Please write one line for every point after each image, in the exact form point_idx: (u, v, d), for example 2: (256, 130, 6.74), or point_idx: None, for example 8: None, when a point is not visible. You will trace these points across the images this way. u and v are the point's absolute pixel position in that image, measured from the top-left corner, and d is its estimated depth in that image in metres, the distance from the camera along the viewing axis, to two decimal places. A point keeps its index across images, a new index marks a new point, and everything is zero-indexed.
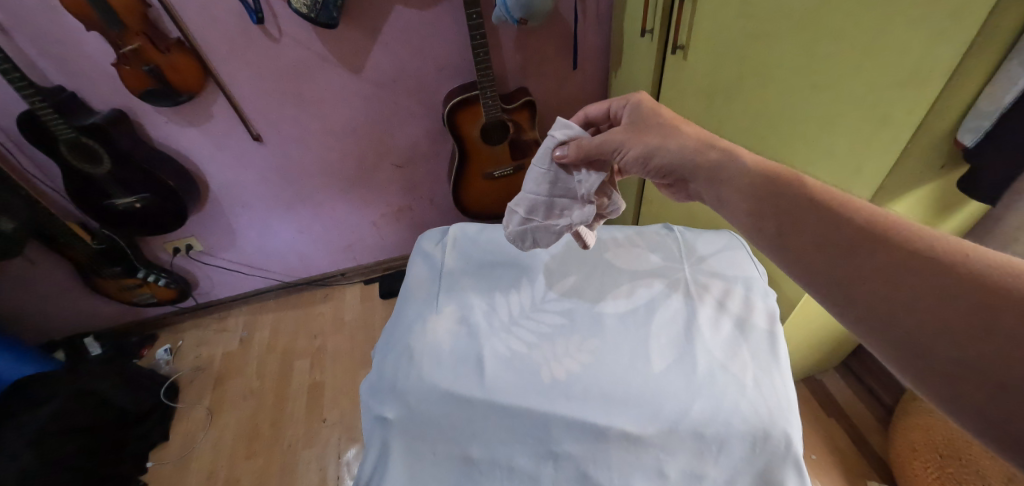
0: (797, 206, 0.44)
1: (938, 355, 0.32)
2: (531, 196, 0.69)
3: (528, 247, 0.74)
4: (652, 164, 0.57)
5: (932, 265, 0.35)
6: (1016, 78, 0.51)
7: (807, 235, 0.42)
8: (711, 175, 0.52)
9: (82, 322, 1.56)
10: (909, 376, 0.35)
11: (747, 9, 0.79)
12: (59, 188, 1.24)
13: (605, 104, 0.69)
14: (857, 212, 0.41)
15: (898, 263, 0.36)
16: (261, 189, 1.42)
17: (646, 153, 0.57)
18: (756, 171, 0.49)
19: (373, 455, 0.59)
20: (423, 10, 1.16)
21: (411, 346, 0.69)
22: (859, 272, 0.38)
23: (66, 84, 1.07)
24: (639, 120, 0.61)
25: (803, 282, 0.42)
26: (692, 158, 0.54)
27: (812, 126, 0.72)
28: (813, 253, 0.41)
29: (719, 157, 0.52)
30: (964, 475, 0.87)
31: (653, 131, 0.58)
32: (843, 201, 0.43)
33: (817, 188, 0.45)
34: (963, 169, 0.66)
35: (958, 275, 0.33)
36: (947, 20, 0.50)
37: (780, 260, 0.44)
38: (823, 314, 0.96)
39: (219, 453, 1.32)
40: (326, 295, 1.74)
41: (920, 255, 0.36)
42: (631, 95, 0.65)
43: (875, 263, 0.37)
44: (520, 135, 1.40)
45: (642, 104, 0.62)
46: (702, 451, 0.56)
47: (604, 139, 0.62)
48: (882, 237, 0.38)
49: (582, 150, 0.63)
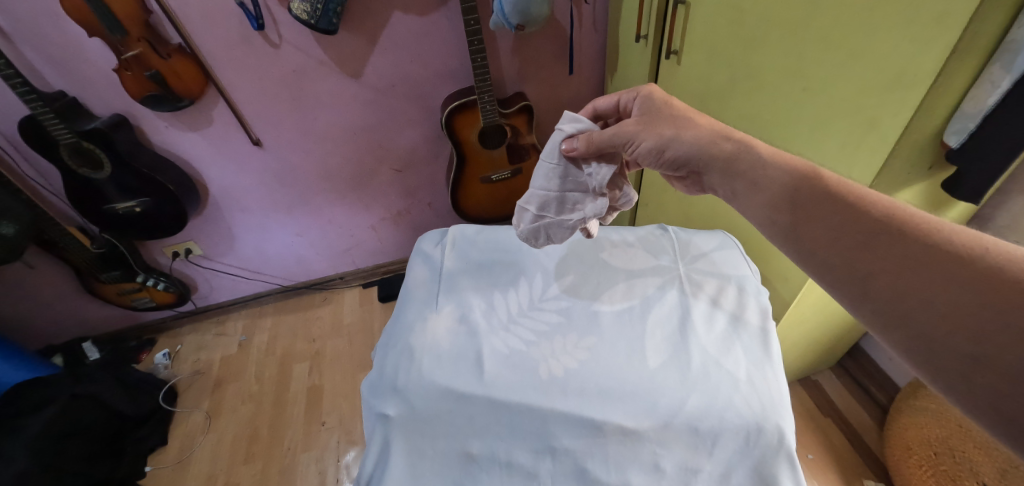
0: (812, 199, 0.46)
1: (952, 350, 0.34)
2: (541, 192, 0.70)
3: (542, 243, 0.75)
4: (666, 156, 0.58)
5: (947, 257, 0.36)
6: (998, 81, 0.52)
7: (823, 225, 0.44)
8: (727, 167, 0.53)
9: (80, 327, 1.56)
10: (924, 370, 0.36)
11: (739, 15, 0.81)
12: (59, 193, 1.24)
13: (615, 96, 0.70)
14: (873, 204, 0.42)
15: (918, 255, 0.38)
16: (261, 193, 1.42)
17: (660, 145, 0.58)
18: (774, 163, 0.50)
19: (375, 451, 0.60)
20: (421, 16, 1.18)
21: (411, 344, 0.70)
22: (877, 265, 0.39)
23: (67, 90, 1.08)
24: (651, 111, 0.62)
25: (817, 274, 0.44)
26: (706, 150, 0.55)
27: (803, 128, 0.74)
28: (827, 246, 0.43)
29: (733, 149, 0.53)
30: (958, 473, 0.89)
31: (666, 122, 0.59)
32: (857, 193, 0.44)
33: (834, 182, 0.46)
34: (950, 170, 0.67)
35: (977, 269, 0.35)
36: (931, 24, 0.52)
37: (793, 252, 0.46)
38: (817, 314, 0.97)
39: (218, 457, 1.32)
40: (325, 299, 1.74)
41: (939, 248, 0.37)
42: (641, 87, 0.66)
43: (893, 255, 0.39)
44: (517, 139, 1.42)
45: (653, 96, 0.63)
46: (697, 445, 0.57)
47: (616, 130, 0.63)
48: (898, 229, 0.40)
49: (594, 142, 0.64)
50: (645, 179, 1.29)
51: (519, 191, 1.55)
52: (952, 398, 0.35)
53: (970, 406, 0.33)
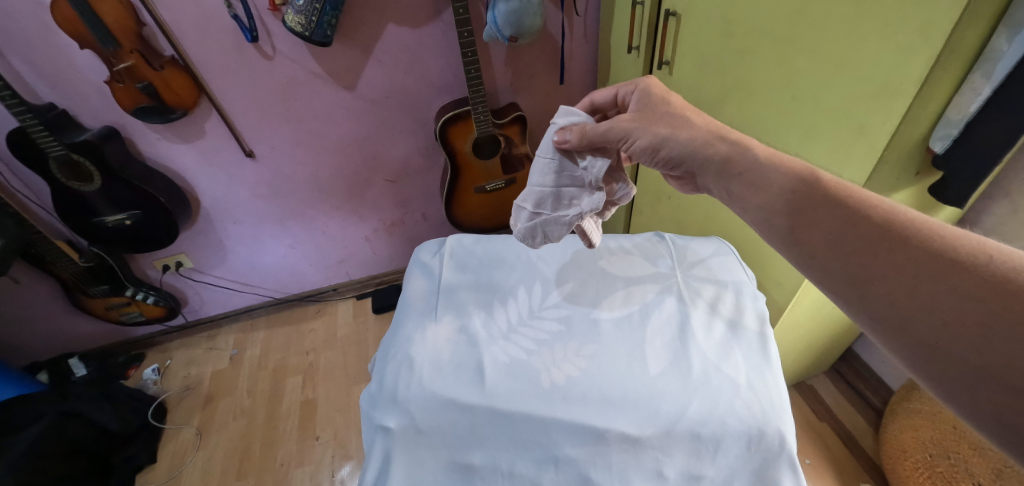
0: (811, 203, 0.46)
1: (956, 360, 0.34)
2: (538, 188, 0.69)
3: (540, 244, 0.74)
4: (660, 155, 0.59)
5: (950, 266, 0.36)
6: (980, 89, 0.54)
7: (821, 231, 0.44)
8: (723, 168, 0.54)
9: (66, 343, 1.53)
10: (933, 385, 0.36)
11: (729, 27, 0.83)
12: (47, 206, 1.23)
13: (613, 89, 0.71)
14: (876, 209, 0.42)
15: (919, 262, 0.38)
16: (254, 206, 1.41)
17: (654, 143, 0.59)
18: (772, 167, 0.51)
19: (374, 464, 0.59)
20: (415, 29, 1.19)
21: (411, 355, 0.69)
22: (877, 272, 0.39)
23: (57, 103, 1.07)
24: (648, 106, 0.63)
25: (819, 280, 0.44)
26: (701, 150, 0.56)
27: (794, 137, 0.76)
28: (828, 250, 0.43)
29: (729, 150, 0.54)
30: (954, 475, 0.89)
31: (662, 121, 0.60)
32: (860, 199, 0.44)
33: (834, 184, 0.46)
34: (937, 175, 0.69)
35: (983, 277, 0.35)
36: (916, 36, 0.54)
37: (793, 257, 0.46)
38: (811, 318, 0.98)
39: (209, 473, 1.29)
40: (318, 311, 1.72)
41: (944, 254, 0.37)
42: (640, 80, 0.67)
43: (894, 259, 0.39)
44: (511, 149, 1.42)
45: (651, 90, 0.64)
46: (700, 452, 0.57)
47: (612, 124, 0.63)
48: (898, 233, 0.40)
49: (587, 134, 0.65)
50: (640, 186, 1.29)
51: (512, 200, 1.55)
52: (959, 412, 0.35)
53: (975, 418, 0.33)
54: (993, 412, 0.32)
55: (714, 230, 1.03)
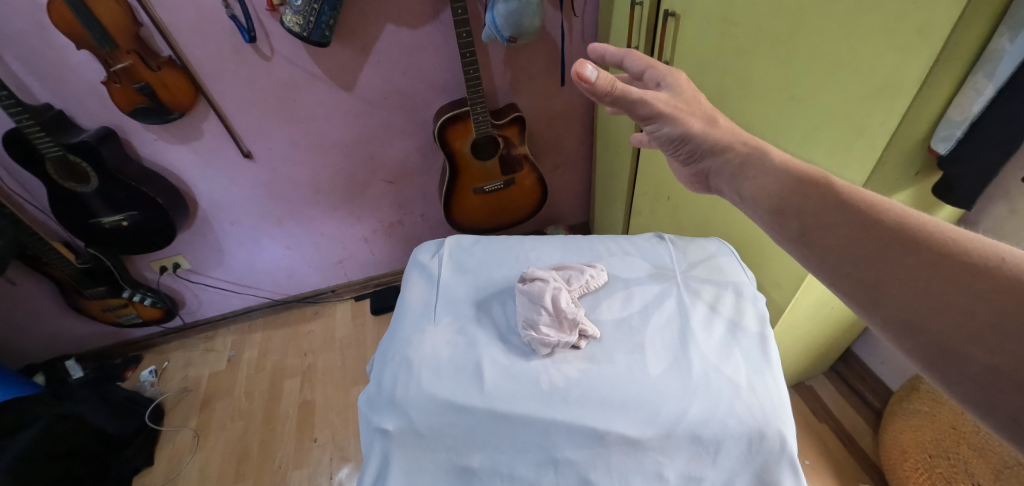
0: (823, 207, 0.45)
1: (969, 359, 0.33)
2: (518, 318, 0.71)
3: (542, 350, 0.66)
4: (687, 147, 0.60)
5: (959, 268, 0.35)
6: (982, 89, 0.54)
7: (835, 233, 0.43)
8: (740, 168, 0.54)
9: (63, 346, 1.52)
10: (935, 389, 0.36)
11: (728, 28, 0.83)
12: (43, 207, 1.22)
13: (645, 63, 0.65)
14: (886, 212, 0.41)
15: (929, 266, 0.36)
16: (251, 207, 1.41)
17: (685, 134, 0.59)
18: (785, 169, 0.50)
19: (375, 465, 0.61)
20: (413, 29, 1.19)
21: (409, 356, 0.68)
22: (888, 274, 0.38)
23: (54, 103, 1.06)
24: (682, 94, 0.61)
25: (830, 281, 0.43)
26: (722, 152, 0.56)
27: (794, 138, 0.75)
28: (840, 254, 0.42)
29: (749, 152, 0.54)
30: (954, 475, 0.89)
31: (694, 112, 0.59)
32: (870, 202, 0.43)
33: (844, 187, 0.45)
34: (937, 174, 0.69)
35: (995, 280, 0.33)
36: (915, 36, 0.54)
37: (805, 259, 0.45)
38: (810, 318, 0.98)
39: (207, 475, 1.28)
40: (317, 312, 1.72)
41: (955, 257, 0.35)
42: (673, 70, 0.64)
43: (904, 262, 0.38)
44: (510, 150, 1.42)
45: (684, 82, 0.63)
46: (700, 453, 0.58)
47: (646, 97, 0.59)
48: (908, 234, 0.38)
49: (618, 91, 0.57)
50: (639, 187, 1.29)
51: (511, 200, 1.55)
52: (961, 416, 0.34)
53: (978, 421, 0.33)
54: (1009, 412, 0.31)
55: (714, 230, 1.02)
